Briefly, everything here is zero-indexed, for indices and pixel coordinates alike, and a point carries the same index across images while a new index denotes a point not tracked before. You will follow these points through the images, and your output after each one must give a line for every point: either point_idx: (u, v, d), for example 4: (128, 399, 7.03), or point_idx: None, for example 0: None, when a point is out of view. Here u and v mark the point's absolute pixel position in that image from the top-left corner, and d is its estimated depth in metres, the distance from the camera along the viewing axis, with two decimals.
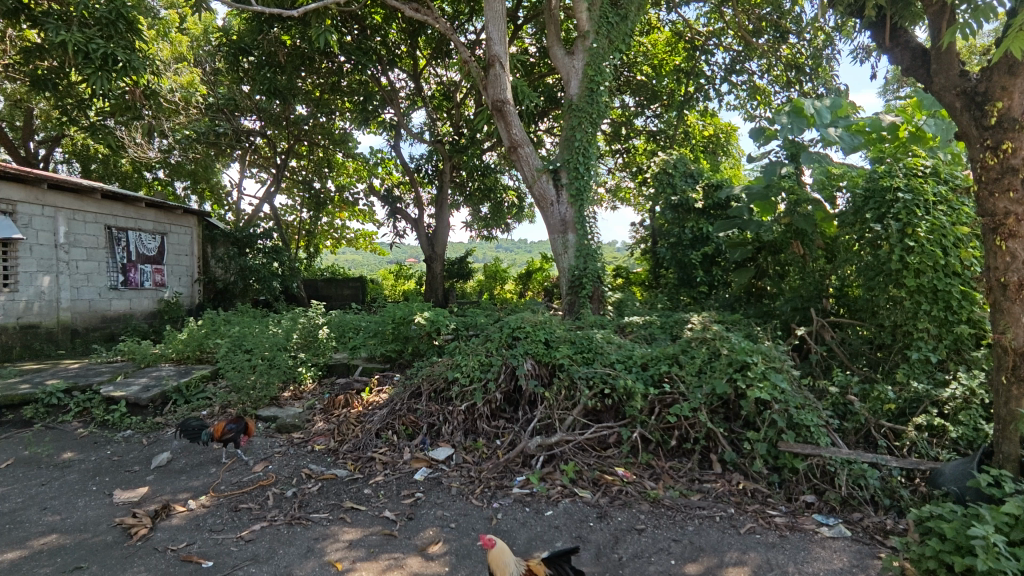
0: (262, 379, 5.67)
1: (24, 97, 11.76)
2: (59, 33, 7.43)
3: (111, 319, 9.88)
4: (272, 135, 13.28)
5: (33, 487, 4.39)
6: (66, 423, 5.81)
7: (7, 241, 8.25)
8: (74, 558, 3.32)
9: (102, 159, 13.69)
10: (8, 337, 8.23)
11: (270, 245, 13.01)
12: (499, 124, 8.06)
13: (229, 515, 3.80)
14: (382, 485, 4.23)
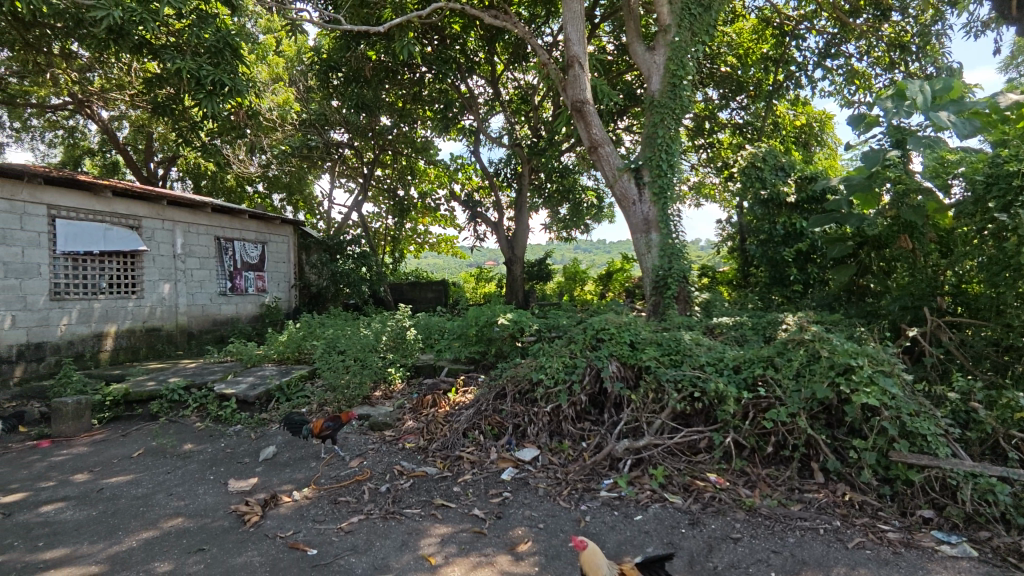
0: (355, 379, 5.97)
1: (145, 123, 13.02)
2: (176, 62, 8.21)
3: (221, 322, 10.74)
4: (359, 147, 13.95)
5: (160, 474, 4.86)
6: (186, 418, 6.38)
7: (134, 253, 9.16)
8: (197, 540, 3.63)
9: (210, 176, 14.92)
10: (136, 339, 9.12)
11: (359, 251, 13.69)
12: (579, 125, 8.03)
13: (329, 507, 4.02)
14: (471, 483, 4.33)
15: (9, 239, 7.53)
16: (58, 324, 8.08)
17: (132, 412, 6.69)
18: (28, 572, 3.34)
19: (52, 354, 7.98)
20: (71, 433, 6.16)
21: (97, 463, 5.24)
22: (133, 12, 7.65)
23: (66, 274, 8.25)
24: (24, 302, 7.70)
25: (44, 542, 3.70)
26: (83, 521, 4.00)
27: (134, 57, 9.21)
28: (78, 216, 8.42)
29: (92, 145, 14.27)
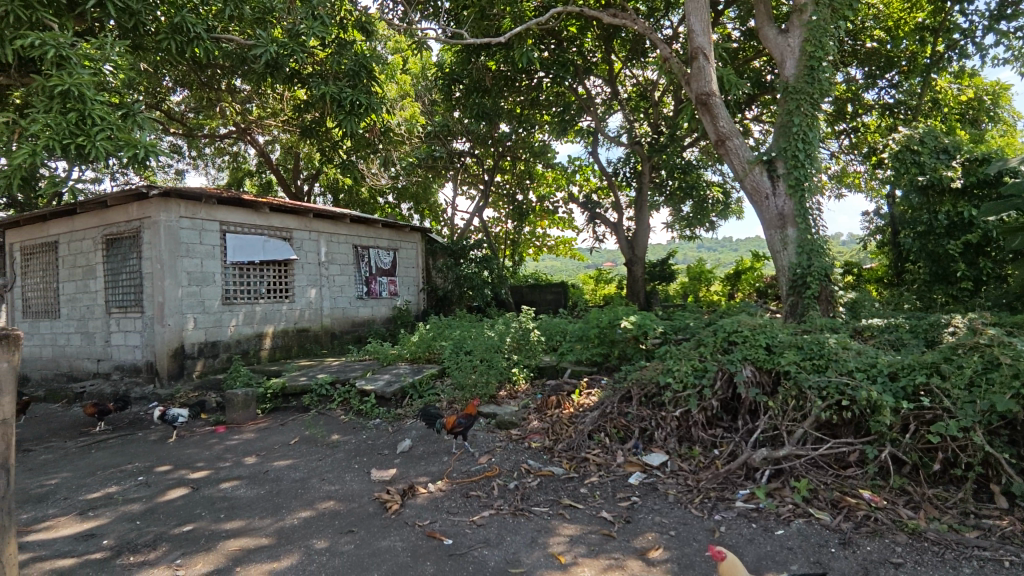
0: (482, 379, 6.19)
1: (294, 144, 14.49)
2: (321, 88, 9.10)
3: (359, 324, 11.67)
4: (480, 155, 14.45)
5: (314, 461, 5.38)
6: (333, 410, 7.01)
7: (287, 262, 10.24)
8: (347, 522, 3.98)
9: (348, 189, 16.24)
10: (289, 338, 10.17)
11: (481, 254, 14.17)
12: (704, 118, 7.68)
13: (462, 500, 4.22)
14: (598, 485, 4.32)
15: (191, 251, 8.74)
16: (228, 325, 9.22)
17: (288, 404, 7.47)
18: (213, 539, 3.87)
19: (224, 351, 9.13)
20: (240, 421, 7.01)
21: (262, 448, 5.93)
22: (286, 47, 8.59)
23: (234, 281, 9.40)
24: (202, 306, 8.88)
25: (224, 515, 4.26)
26: (253, 498, 4.55)
27: (286, 87, 10.32)
28: (243, 230, 9.58)
29: (250, 167, 16.10)
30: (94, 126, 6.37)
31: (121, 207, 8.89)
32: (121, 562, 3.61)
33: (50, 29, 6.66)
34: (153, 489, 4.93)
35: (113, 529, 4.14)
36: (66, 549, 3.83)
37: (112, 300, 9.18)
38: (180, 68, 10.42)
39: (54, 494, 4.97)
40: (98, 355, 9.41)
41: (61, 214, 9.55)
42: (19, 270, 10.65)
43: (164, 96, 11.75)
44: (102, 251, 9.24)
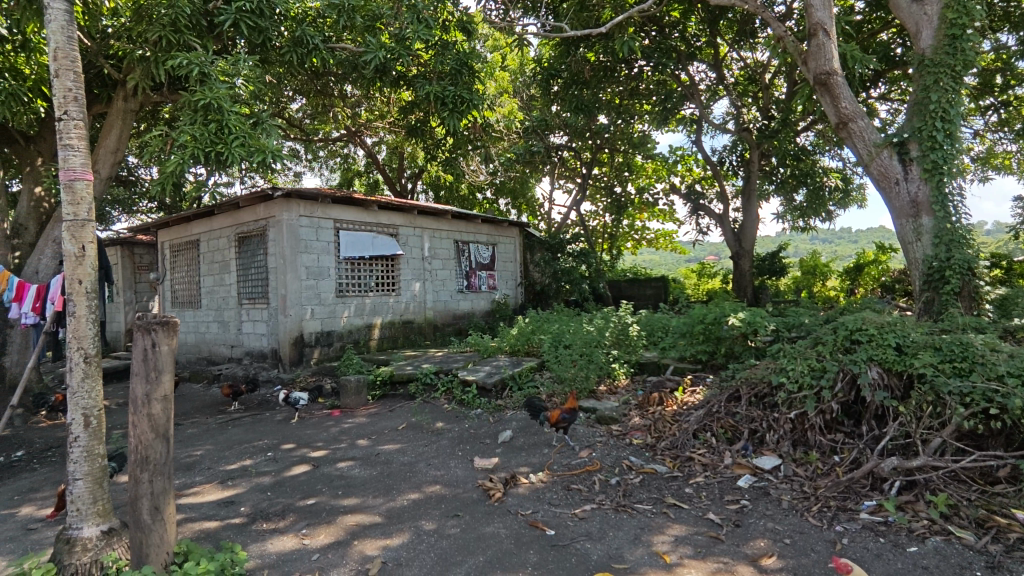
0: (581, 373, 6.18)
1: (398, 145, 15.18)
2: (426, 88, 9.46)
3: (460, 317, 12.07)
4: (578, 148, 14.37)
5: (421, 446, 5.64)
6: (437, 399, 7.31)
7: (393, 257, 10.78)
8: (453, 507, 4.14)
9: (448, 186, 16.77)
10: (395, 330, 10.72)
11: (579, 248, 14.15)
12: (823, 99, 7.12)
13: (563, 492, 4.25)
14: (704, 486, 4.18)
15: (310, 248, 9.43)
16: (341, 316, 9.87)
17: (396, 392, 7.88)
18: (333, 513, 4.18)
19: (338, 340, 9.79)
20: (353, 405, 7.49)
21: (373, 432, 6.30)
22: (394, 51, 9.02)
23: (346, 275, 10.04)
24: (319, 298, 9.57)
25: (342, 492, 4.59)
26: (367, 478, 4.85)
27: (393, 90, 10.84)
28: (354, 227, 10.19)
29: (359, 167, 17.05)
30: (231, 134, 7.08)
31: (250, 208, 9.78)
32: (256, 528, 4.00)
33: (194, 50, 7.46)
34: (281, 464, 5.41)
35: (248, 498, 4.59)
36: (211, 513, 4.30)
37: (243, 292, 10.14)
38: (299, 78, 11.25)
39: (199, 464, 5.58)
40: (231, 342, 10.43)
41: (201, 216, 10.67)
42: (168, 265, 12.05)
43: (285, 105, 12.75)
44: (235, 248, 10.22)
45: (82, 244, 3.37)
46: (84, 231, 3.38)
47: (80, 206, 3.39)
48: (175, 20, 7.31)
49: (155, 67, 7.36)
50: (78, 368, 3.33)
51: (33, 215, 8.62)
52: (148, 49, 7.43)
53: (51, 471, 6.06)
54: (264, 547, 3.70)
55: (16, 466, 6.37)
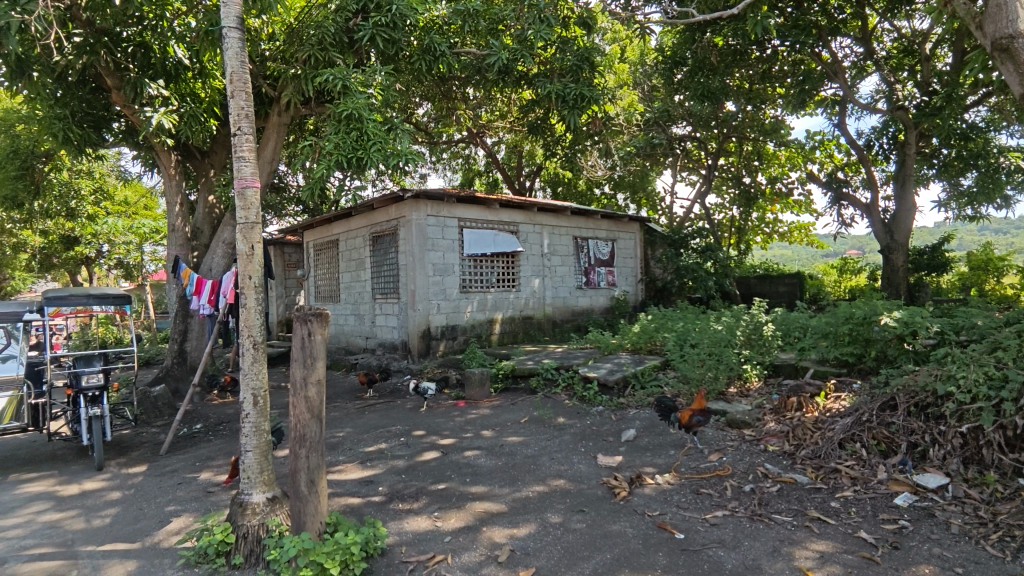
0: (710, 373, 5.91)
1: (517, 142, 15.46)
2: (548, 87, 9.52)
3: (578, 313, 12.07)
4: (703, 137, 13.72)
5: (544, 440, 5.72)
6: (558, 394, 7.37)
7: (514, 254, 11.01)
8: (578, 502, 4.16)
9: (566, 182, 16.76)
10: (515, 325, 10.94)
11: (703, 243, 13.66)
12: (1005, 72, 5.19)
13: (692, 496, 4.10)
14: (854, 502, 3.82)
15: (436, 245, 9.91)
16: (465, 311, 10.27)
17: (517, 385, 8.06)
18: (463, 499, 4.37)
19: (461, 334, 10.21)
20: (477, 397, 7.75)
21: (497, 424, 6.49)
22: (516, 52, 9.21)
23: (470, 271, 10.43)
24: (445, 294, 10.03)
25: (470, 479, 4.79)
26: (493, 468, 5.02)
27: (514, 90, 11.05)
28: (478, 225, 10.53)
29: (479, 167, 17.58)
30: (370, 140, 7.62)
31: (383, 209, 10.47)
32: (393, 507, 4.30)
33: (337, 65, 8.13)
34: (413, 450, 5.75)
35: (385, 479, 4.95)
36: (353, 490, 4.68)
37: (376, 287, 10.89)
38: (426, 84, 11.85)
39: (342, 445, 6.10)
40: (366, 333, 11.26)
41: (341, 217, 11.61)
42: (312, 263, 13.25)
43: (413, 111, 13.49)
44: (370, 247, 11.00)
45: (252, 244, 3.81)
46: (254, 233, 3.82)
47: (250, 210, 3.83)
48: (322, 39, 8.07)
49: (305, 83, 8.12)
50: (248, 354, 3.79)
51: (208, 220, 9.90)
52: (299, 68, 8.22)
53: (222, 443, 6.93)
54: (402, 525, 3.97)
55: (196, 437, 7.37)
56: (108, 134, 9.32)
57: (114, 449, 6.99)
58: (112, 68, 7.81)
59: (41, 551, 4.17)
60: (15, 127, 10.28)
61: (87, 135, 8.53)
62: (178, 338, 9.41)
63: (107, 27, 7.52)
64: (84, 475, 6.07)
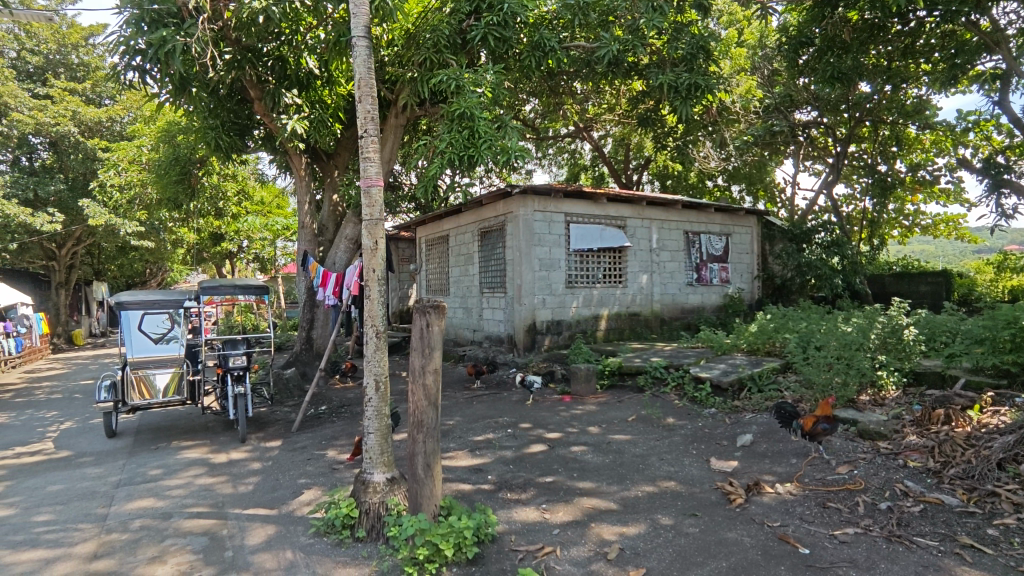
0: (838, 379, 5.44)
1: (625, 134, 15.15)
2: (659, 77, 9.23)
3: (688, 311, 11.63)
4: (831, 123, 12.62)
5: (653, 440, 5.59)
6: (667, 394, 7.16)
7: (621, 249, 10.80)
8: (690, 506, 4.02)
9: (676, 175, 16.19)
10: (622, 321, 10.76)
11: (830, 238, 12.68)
12: None
13: (818, 509, 3.81)
14: (1016, 531, 3.36)
15: (542, 241, 9.98)
16: (570, 306, 10.25)
17: (624, 383, 7.93)
18: (571, 494, 4.38)
19: (566, 329, 10.20)
20: (583, 393, 7.72)
21: (604, 420, 6.43)
22: (627, 43, 9.01)
23: (576, 267, 10.40)
24: (550, 289, 10.08)
25: (577, 474, 4.79)
26: (600, 465, 4.98)
27: (624, 82, 10.82)
28: (584, 220, 10.46)
29: (585, 162, 17.44)
30: (482, 138, 7.81)
31: (491, 205, 10.69)
32: (502, 496, 4.41)
33: (450, 66, 8.43)
34: (520, 442, 5.85)
35: (494, 468, 5.08)
36: (464, 477, 4.86)
37: (484, 282, 11.17)
38: (534, 81, 11.93)
39: (452, 432, 6.35)
40: (474, 326, 11.59)
41: (451, 213, 12.02)
42: (424, 258, 13.85)
43: (521, 107, 13.63)
44: (478, 242, 11.30)
45: (376, 240, 4.06)
46: (378, 228, 4.05)
47: (375, 207, 4.08)
48: (437, 42, 8.40)
49: (420, 85, 8.48)
50: (372, 342, 4.05)
51: (332, 218, 10.68)
52: (415, 71, 8.61)
53: (344, 424, 7.47)
54: (511, 514, 4.06)
55: (321, 417, 8.00)
56: (250, 141, 10.34)
57: (254, 424, 7.78)
58: (254, 80, 8.64)
59: (198, 510, 4.73)
60: (175, 137, 11.68)
61: (234, 142, 9.59)
62: (306, 326, 10.23)
63: (251, 43, 8.24)
64: (230, 445, 6.82)
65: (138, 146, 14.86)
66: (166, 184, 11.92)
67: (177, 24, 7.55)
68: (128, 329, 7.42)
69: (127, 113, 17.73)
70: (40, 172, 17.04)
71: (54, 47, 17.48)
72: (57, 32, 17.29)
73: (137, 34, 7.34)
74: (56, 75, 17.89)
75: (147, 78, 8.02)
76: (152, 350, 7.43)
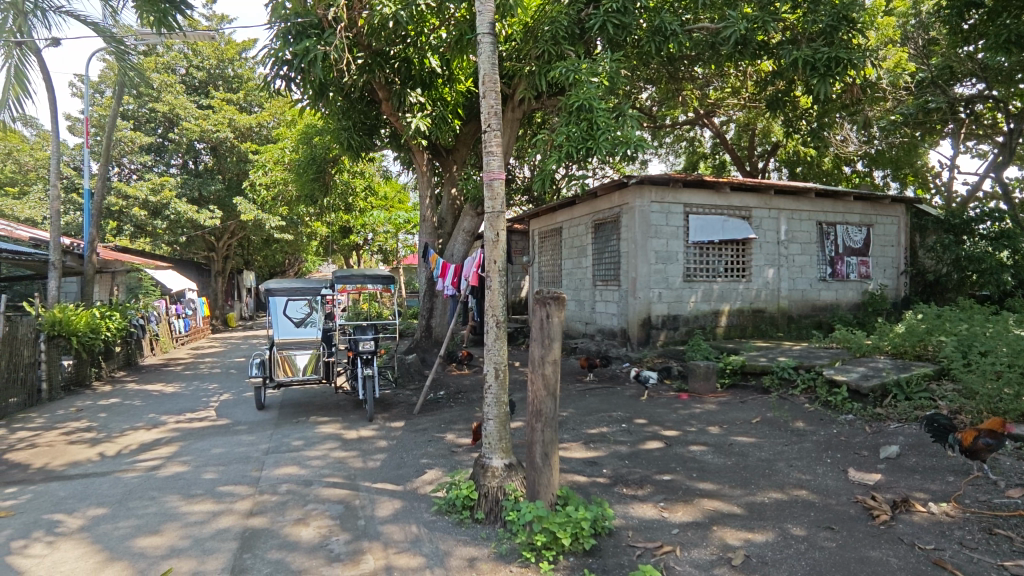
0: (1009, 390, 4.74)
1: (750, 119, 14.21)
2: (793, 53, 8.56)
3: (821, 308, 10.75)
4: (1002, 96, 10.94)
5: (780, 444, 5.24)
6: (795, 397, 6.69)
7: (745, 241, 10.18)
8: (824, 517, 3.73)
9: (808, 161, 14.96)
10: (744, 318, 10.17)
11: (996, 229, 11.42)
12: None
13: (983, 535, 3.37)
14: None
15: (659, 232, 9.68)
16: (688, 301, 9.86)
17: (747, 382, 7.50)
18: (690, 494, 4.24)
19: (683, 324, 9.83)
20: (702, 391, 7.41)
21: (725, 421, 6.14)
22: (757, 20, 8.44)
23: (695, 260, 9.97)
24: (667, 282, 9.76)
25: (697, 474, 4.62)
26: (722, 466, 4.76)
27: (752, 63, 10.17)
28: (705, 210, 9.99)
29: (705, 149, 16.62)
30: (600, 129, 7.71)
31: (606, 196, 10.54)
32: (618, 490, 4.36)
33: (568, 57, 8.40)
34: (635, 437, 5.75)
35: (609, 461, 5.05)
36: (579, 469, 4.87)
37: (598, 274, 11.05)
38: (653, 67, 11.53)
39: (566, 424, 6.38)
40: (586, 319, 11.52)
41: (565, 205, 12.00)
42: (538, 250, 13.98)
43: (638, 95, 13.22)
44: (592, 234, 11.19)
45: (497, 232, 4.17)
46: (500, 220, 4.16)
47: (496, 200, 4.18)
48: (555, 34, 8.38)
49: (539, 78, 8.56)
50: (492, 331, 4.18)
51: (451, 211, 11.08)
52: (533, 64, 8.67)
53: (461, 410, 7.79)
54: (628, 509, 4.01)
55: (440, 402, 8.39)
56: (378, 140, 11.03)
57: (380, 405, 8.34)
58: (383, 82, 9.19)
59: (334, 480, 5.18)
60: (312, 139, 12.78)
61: (364, 141, 10.29)
62: (426, 315, 10.76)
63: (380, 47, 8.73)
64: (360, 423, 7.36)
65: (281, 148, 16.40)
66: (305, 182, 13.08)
67: (319, 34, 8.23)
68: (276, 313, 8.28)
69: (272, 118, 19.57)
70: (203, 173, 19.37)
71: (214, 62, 19.72)
72: (217, 49, 19.54)
73: (285, 45, 8.06)
74: (215, 88, 20.19)
75: (291, 85, 8.82)
76: (294, 333, 8.21)
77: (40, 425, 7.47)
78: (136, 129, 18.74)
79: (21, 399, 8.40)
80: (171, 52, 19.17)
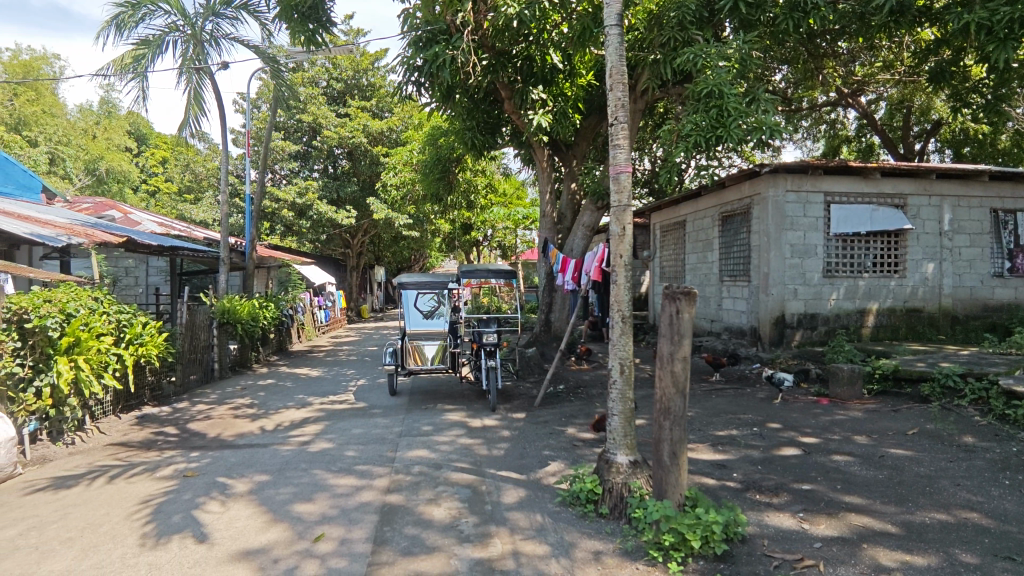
0: None
1: (905, 96, 12.70)
2: (963, 17, 7.50)
3: (994, 308, 9.39)
4: None
5: (943, 460, 4.67)
6: (962, 409, 5.90)
7: (898, 232, 9.15)
8: (1001, 546, 3.28)
9: (979, 140, 13.12)
10: (897, 318, 9.14)
11: None
12: None
13: None
14: None
15: (796, 224, 8.99)
16: (828, 299, 9.06)
17: (900, 389, 6.75)
18: (835, 506, 3.92)
19: (823, 324, 9.06)
20: (845, 397, 6.78)
21: (873, 430, 5.58)
22: None
23: (837, 253, 9.12)
24: (804, 278, 9.04)
25: (842, 486, 4.25)
26: (872, 480, 4.34)
27: (910, 32, 9.08)
28: (850, 200, 9.09)
29: (849, 132, 15.15)
30: (731, 116, 7.31)
31: (735, 187, 9.97)
32: (751, 497, 4.14)
33: (696, 43, 8.05)
34: (769, 442, 5.42)
35: (740, 466, 4.80)
36: (708, 471, 4.69)
37: (725, 269, 10.51)
38: (789, 47, 10.71)
39: (692, 424, 6.15)
40: (711, 316, 11.02)
41: (689, 198, 11.55)
42: (659, 244, 13.60)
43: (771, 78, 12.32)
44: (719, 227, 10.67)
45: (623, 225, 4.12)
46: (625, 214, 4.12)
47: (623, 194, 4.14)
48: (682, 19, 8.09)
49: (664, 66, 8.28)
50: (617, 326, 4.14)
51: (571, 207, 11.11)
52: (658, 53, 8.42)
53: (581, 404, 7.79)
54: (763, 517, 3.79)
55: (560, 396, 8.48)
56: (500, 139, 11.32)
57: (502, 396, 8.60)
58: (506, 82, 9.43)
59: (461, 465, 5.44)
60: (438, 141, 13.43)
61: (486, 140, 10.63)
62: (545, 309, 10.91)
63: (503, 48, 8.99)
64: (483, 412, 7.65)
65: (410, 150, 17.39)
66: (431, 181, 13.80)
67: (447, 40, 8.58)
68: (408, 305, 8.95)
69: (401, 122, 20.81)
70: (341, 176, 21.05)
71: (352, 73, 21.33)
72: (354, 61, 21.13)
73: (416, 53, 8.55)
74: (352, 96, 21.83)
75: (420, 90, 9.35)
76: (423, 324, 8.82)
77: (214, 400, 8.62)
78: (286, 138, 20.83)
79: (198, 376, 9.69)
80: (316, 67, 21.08)
